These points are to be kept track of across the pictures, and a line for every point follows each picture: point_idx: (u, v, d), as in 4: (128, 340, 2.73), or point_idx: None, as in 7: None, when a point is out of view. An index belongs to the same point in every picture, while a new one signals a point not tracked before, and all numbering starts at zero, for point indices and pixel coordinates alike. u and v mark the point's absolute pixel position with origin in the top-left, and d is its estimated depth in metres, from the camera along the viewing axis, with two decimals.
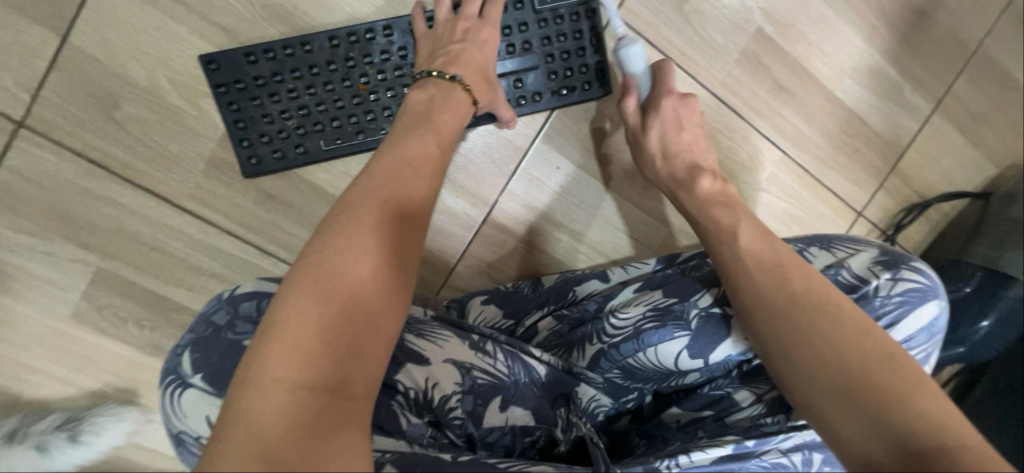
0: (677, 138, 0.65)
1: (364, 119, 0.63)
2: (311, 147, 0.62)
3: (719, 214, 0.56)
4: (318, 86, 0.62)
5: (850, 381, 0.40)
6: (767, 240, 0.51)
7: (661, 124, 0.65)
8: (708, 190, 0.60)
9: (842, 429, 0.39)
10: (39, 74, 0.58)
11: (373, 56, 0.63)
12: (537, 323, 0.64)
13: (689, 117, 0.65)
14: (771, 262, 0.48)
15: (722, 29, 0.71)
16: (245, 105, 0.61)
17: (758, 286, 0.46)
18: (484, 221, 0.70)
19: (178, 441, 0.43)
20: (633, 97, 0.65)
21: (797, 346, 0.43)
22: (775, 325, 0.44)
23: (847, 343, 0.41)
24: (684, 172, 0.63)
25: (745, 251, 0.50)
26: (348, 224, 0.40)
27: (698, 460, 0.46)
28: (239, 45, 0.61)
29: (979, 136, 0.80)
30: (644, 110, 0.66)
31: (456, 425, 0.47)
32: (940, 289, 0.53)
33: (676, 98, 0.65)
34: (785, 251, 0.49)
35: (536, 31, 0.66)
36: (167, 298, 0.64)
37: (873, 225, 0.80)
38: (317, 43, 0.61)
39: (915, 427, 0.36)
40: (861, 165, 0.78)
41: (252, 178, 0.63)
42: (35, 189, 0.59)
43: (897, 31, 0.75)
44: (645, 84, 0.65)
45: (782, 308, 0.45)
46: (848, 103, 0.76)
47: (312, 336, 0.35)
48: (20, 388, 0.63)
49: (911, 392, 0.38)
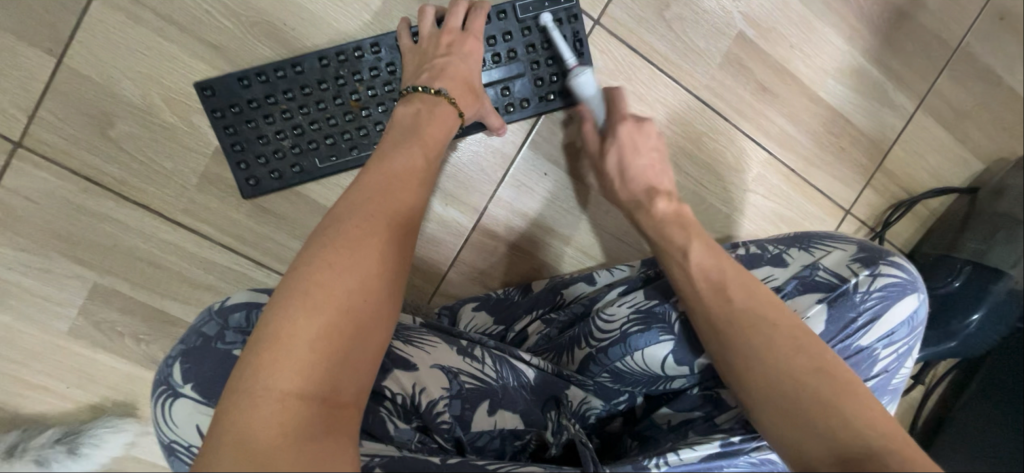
0: (634, 163, 0.65)
1: (357, 135, 0.64)
2: (307, 166, 0.63)
3: (673, 234, 0.57)
4: (310, 106, 0.63)
5: (793, 391, 0.42)
6: (716, 256, 0.53)
7: (618, 151, 0.66)
8: (664, 212, 0.61)
9: (787, 433, 0.41)
10: (35, 95, 0.60)
11: (362, 73, 0.64)
12: (526, 327, 0.66)
13: (644, 141, 0.65)
14: (717, 280, 0.50)
15: (704, 34, 0.72)
16: (240, 128, 0.62)
17: (707, 302, 0.49)
18: (474, 229, 0.70)
19: (170, 450, 0.44)
20: (587, 122, 0.68)
21: (746, 359, 0.45)
22: (719, 344, 0.47)
23: (788, 355, 0.44)
24: (642, 195, 0.64)
25: (697, 270, 0.52)
26: (338, 237, 0.41)
27: (687, 458, 0.47)
28: (231, 72, 0.63)
29: (963, 132, 0.80)
30: (601, 135, 0.67)
31: (444, 429, 0.48)
32: (918, 281, 0.54)
33: (631, 123, 0.66)
34: (732, 268, 0.51)
35: (521, 40, 0.67)
36: (162, 311, 0.65)
37: (862, 223, 0.80)
38: (307, 64, 0.63)
39: (846, 433, 0.39)
40: (847, 163, 0.78)
41: (252, 198, 0.64)
42: (31, 207, 0.61)
43: (878, 32, 0.76)
44: (599, 112, 0.67)
45: (728, 323, 0.47)
46: (832, 103, 0.77)
47: (302, 346, 0.36)
48: (19, 403, 0.63)
49: (842, 401, 0.41)
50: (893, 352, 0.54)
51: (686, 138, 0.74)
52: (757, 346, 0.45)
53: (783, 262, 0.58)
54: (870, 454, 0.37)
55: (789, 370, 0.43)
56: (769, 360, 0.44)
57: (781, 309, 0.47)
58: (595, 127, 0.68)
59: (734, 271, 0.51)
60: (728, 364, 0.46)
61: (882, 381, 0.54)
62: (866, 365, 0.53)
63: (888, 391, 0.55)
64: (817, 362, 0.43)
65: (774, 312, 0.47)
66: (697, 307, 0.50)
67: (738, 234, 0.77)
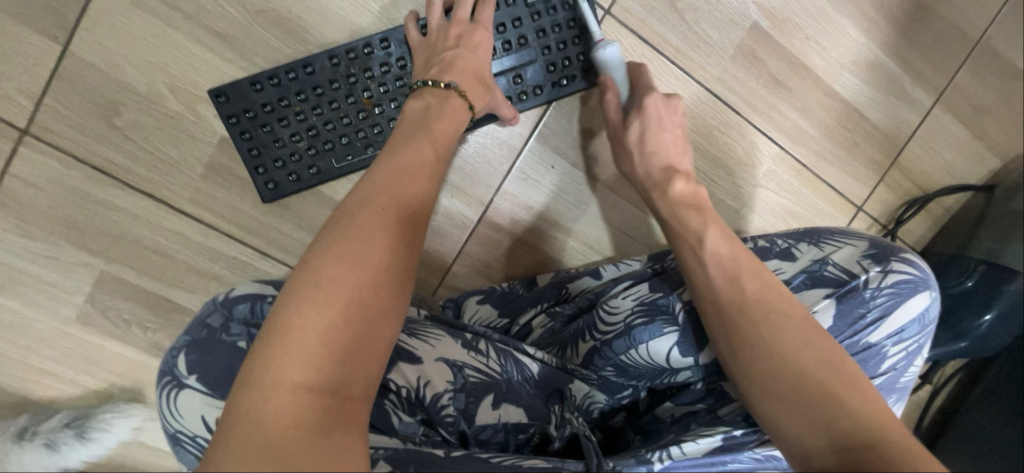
0: (658, 137, 0.64)
1: (371, 133, 0.64)
2: (324, 167, 0.63)
3: (689, 217, 0.57)
4: (324, 106, 0.63)
5: (794, 387, 0.42)
6: (729, 251, 0.51)
7: (641, 123, 0.64)
8: (681, 193, 0.60)
9: (790, 429, 0.41)
10: (42, 83, 0.60)
11: (373, 70, 0.63)
12: (531, 321, 0.66)
13: (671, 117, 0.64)
14: (727, 270, 0.50)
15: (717, 24, 0.70)
16: (256, 132, 0.62)
17: (712, 292, 0.49)
18: (479, 221, 0.70)
19: (176, 440, 0.44)
20: (612, 92, 0.65)
21: (747, 355, 0.45)
22: (725, 331, 0.47)
23: (792, 350, 0.43)
24: (660, 173, 0.63)
25: (712, 258, 0.51)
26: (348, 231, 0.40)
27: (690, 452, 0.47)
28: (244, 75, 0.63)
29: (981, 128, 0.78)
30: (624, 110, 0.66)
31: (449, 422, 0.47)
32: (931, 279, 0.53)
33: (660, 96, 0.64)
34: (746, 257, 0.51)
35: (531, 25, 0.66)
36: (170, 300, 0.65)
37: (873, 220, 0.79)
38: (318, 64, 0.62)
39: (843, 427, 0.38)
40: (860, 159, 0.77)
41: (271, 203, 0.64)
42: (39, 195, 0.61)
43: (896, 24, 0.74)
44: (625, 88, 0.65)
45: (736, 318, 0.46)
46: (847, 97, 0.75)
47: (314, 340, 0.36)
48: (30, 388, 0.64)
49: (839, 395, 0.40)
50: (902, 350, 0.53)
51: (696, 131, 0.73)
52: (770, 339, 0.44)
53: (792, 256, 0.58)
54: (881, 440, 0.37)
55: (791, 367, 0.43)
56: (779, 348, 0.44)
57: (786, 300, 0.46)
58: (618, 102, 0.66)
59: (750, 262, 0.50)
60: (735, 355, 0.46)
61: (889, 379, 0.53)
62: (873, 362, 0.52)
63: (895, 390, 0.54)
64: (820, 357, 0.43)
65: (780, 304, 0.46)
66: (706, 292, 0.50)
67: (747, 229, 0.76)
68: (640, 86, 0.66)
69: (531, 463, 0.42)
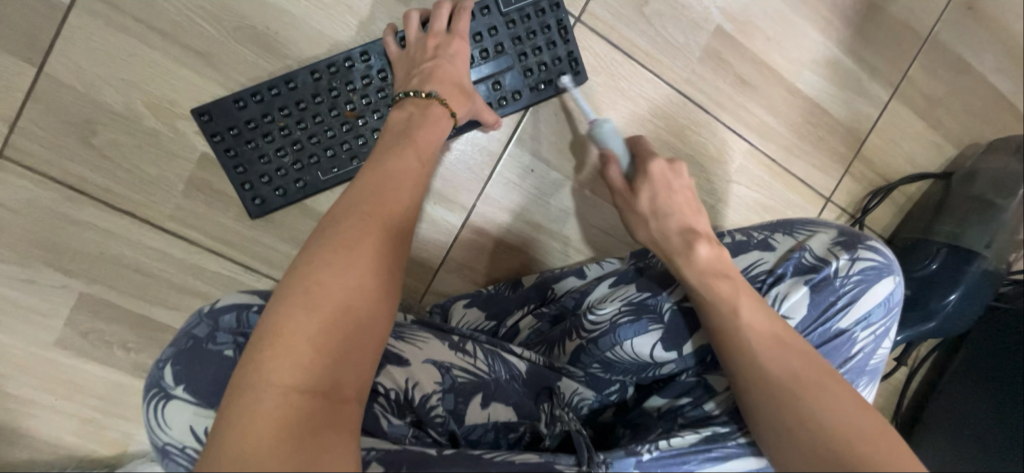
0: (668, 201, 0.61)
1: (356, 144, 0.65)
2: (310, 180, 0.64)
3: (721, 284, 0.52)
4: (307, 120, 0.64)
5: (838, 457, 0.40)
6: (770, 318, 0.49)
7: (650, 189, 0.61)
8: (705, 259, 0.54)
9: None
10: (17, 106, 0.59)
11: (355, 83, 0.65)
12: (518, 322, 0.67)
13: (678, 180, 0.62)
14: (770, 336, 0.48)
15: (684, 29, 0.74)
16: (241, 149, 0.62)
17: (754, 356, 0.47)
18: (462, 227, 0.71)
19: (163, 452, 0.43)
20: (615, 163, 0.65)
21: (791, 425, 0.43)
22: (770, 397, 0.45)
23: (837, 425, 0.42)
24: (676, 238, 0.58)
25: (751, 322, 0.49)
26: (336, 237, 0.41)
27: (676, 444, 0.48)
28: (226, 94, 0.63)
29: (936, 119, 0.83)
30: (630, 179, 0.64)
31: (438, 422, 0.48)
32: (894, 265, 0.56)
33: (664, 161, 0.62)
34: (783, 326, 0.49)
35: (506, 33, 0.68)
36: (152, 319, 0.64)
37: (842, 210, 0.82)
38: (300, 79, 0.63)
39: None
40: (825, 152, 0.80)
41: (259, 217, 0.65)
42: (14, 217, 0.60)
43: (851, 23, 0.78)
44: (626, 158, 0.65)
45: (780, 385, 0.45)
46: (810, 94, 0.79)
47: (306, 344, 0.36)
48: (9, 417, 0.62)
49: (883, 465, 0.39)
50: (871, 334, 0.55)
51: (668, 131, 0.75)
52: (811, 406, 0.43)
53: (770, 247, 0.60)
54: None
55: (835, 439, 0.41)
56: (824, 422, 0.42)
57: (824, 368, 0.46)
58: (621, 171, 0.65)
59: (790, 333, 0.48)
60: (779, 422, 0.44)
61: (859, 362, 0.55)
62: (844, 348, 0.55)
63: (866, 372, 0.56)
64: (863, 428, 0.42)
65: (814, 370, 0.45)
66: (744, 360, 0.47)
67: (722, 224, 0.78)
68: (642, 155, 0.65)
69: (523, 458, 0.43)
